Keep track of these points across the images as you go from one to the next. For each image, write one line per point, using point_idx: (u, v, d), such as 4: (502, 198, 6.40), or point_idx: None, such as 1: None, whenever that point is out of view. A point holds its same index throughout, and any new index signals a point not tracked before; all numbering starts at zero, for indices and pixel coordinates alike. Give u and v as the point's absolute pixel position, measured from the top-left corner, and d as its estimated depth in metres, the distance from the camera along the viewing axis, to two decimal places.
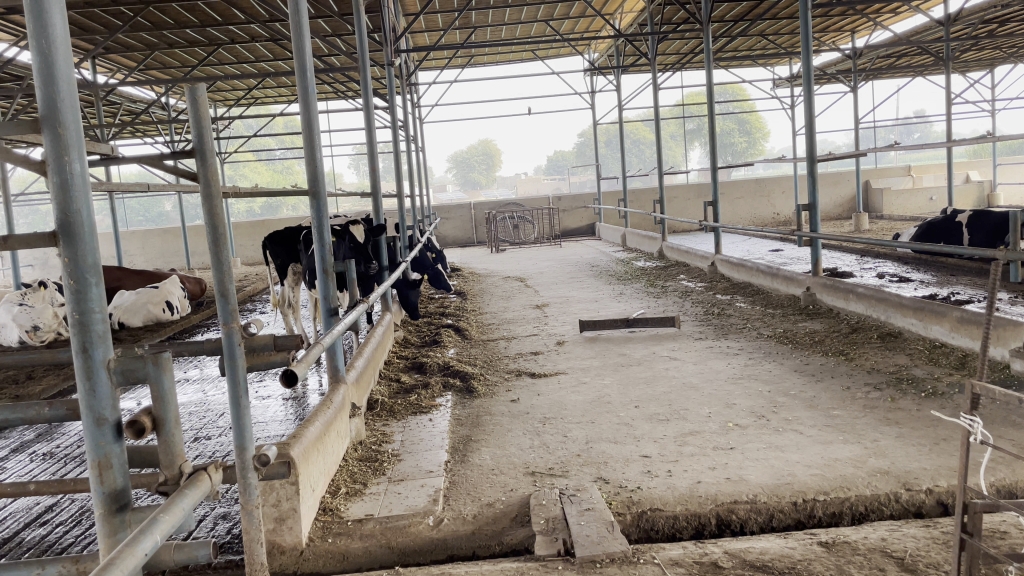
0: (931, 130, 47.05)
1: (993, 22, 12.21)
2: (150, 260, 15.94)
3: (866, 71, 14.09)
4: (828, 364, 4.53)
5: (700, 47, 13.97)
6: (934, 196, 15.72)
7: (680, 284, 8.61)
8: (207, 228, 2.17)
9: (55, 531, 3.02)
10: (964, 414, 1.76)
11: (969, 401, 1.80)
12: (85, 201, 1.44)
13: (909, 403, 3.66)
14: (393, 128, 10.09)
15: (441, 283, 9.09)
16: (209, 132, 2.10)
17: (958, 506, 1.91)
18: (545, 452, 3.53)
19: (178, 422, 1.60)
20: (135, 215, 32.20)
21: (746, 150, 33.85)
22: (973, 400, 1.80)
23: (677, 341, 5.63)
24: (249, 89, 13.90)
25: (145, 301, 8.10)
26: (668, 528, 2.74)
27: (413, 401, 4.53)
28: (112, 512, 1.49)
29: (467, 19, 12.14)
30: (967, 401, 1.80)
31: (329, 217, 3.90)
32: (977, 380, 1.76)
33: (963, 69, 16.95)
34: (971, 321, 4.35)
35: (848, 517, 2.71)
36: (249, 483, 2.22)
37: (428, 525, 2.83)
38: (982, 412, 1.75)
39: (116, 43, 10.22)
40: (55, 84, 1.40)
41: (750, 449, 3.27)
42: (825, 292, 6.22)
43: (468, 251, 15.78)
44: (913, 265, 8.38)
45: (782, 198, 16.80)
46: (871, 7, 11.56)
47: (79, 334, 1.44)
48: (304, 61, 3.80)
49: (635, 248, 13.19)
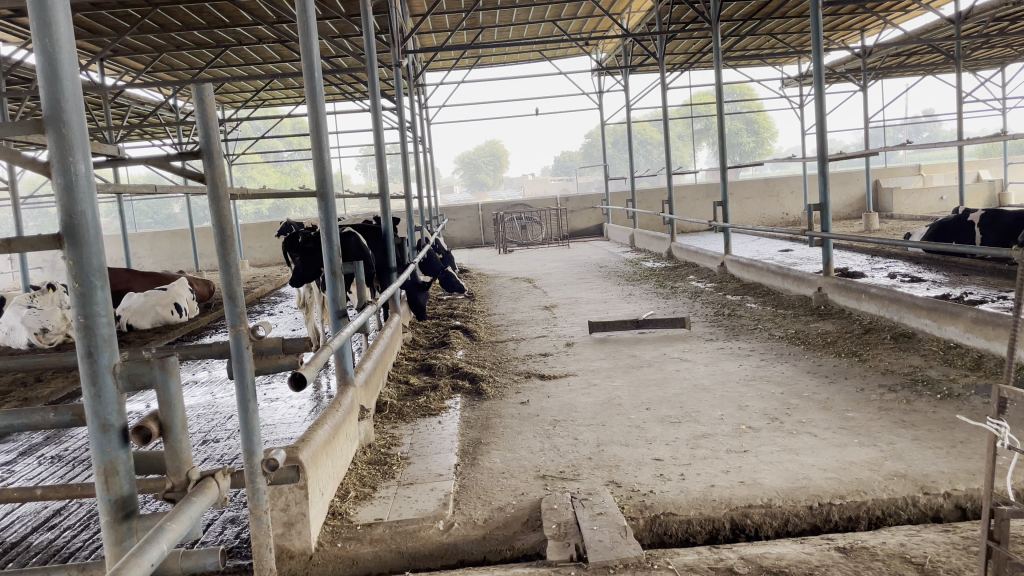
0: (942, 130, 46.75)
1: (1003, 20, 12.14)
2: (158, 262, 15.99)
3: (876, 70, 13.97)
4: (841, 366, 4.46)
5: (709, 47, 13.92)
6: (945, 196, 15.59)
7: (690, 284, 8.56)
8: (214, 230, 2.15)
9: (63, 535, 3.01)
10: (991, 419, 1.71)
11: (996, 405, 1.75)
12: (90, 203, 1.41)
13: (924, 405, 3.61)
14: (402, 131, 9.95)
15: (452, 285, 9.07)
16: (216, 132, 2.07)
17: (986, 512, 1.87)
18: (556, 455, 3.49)
19: (185, 428, 1.57)
20: (143, 217, 32.29)
21: (755, 149, 33.71)
22: (1000, 404, 1.75)
23: (688, 342, 5.58)
24: (257, 90, 13.94)
25: (154, 304, 8.11)
26: (682, 533, 2.70)
27: (422, 404, 4.50)
28: (118, 520, 1.46)
29: (474, 19, 12.12)
30: (994, 405, 1.76)
31: (337, 218, 3.86)
32: (1004, 383, 1.71)
33: (973, 67, 16.80)
34: (987, 322, 4.28)
35: (865, 521, 2.66)
36: (257, 488, 2.19)
37: (439, 529, 2.81)
38: (1010, 416, 1.71)
39: (124, 46, 10.27)
40: (59, 83, 1.38)
41: (764, 452, 3.22)
42: (837, 293, 6.16)
43: (475, 252, 15.76)
44: (925, 265, 8.30)
45: (791, 197, 16.73)
46: (881, 5, 11.49)
47: (84, 338, 1.41)
48: (312, 62, 3.77)
49: (644, 248, 13.14)
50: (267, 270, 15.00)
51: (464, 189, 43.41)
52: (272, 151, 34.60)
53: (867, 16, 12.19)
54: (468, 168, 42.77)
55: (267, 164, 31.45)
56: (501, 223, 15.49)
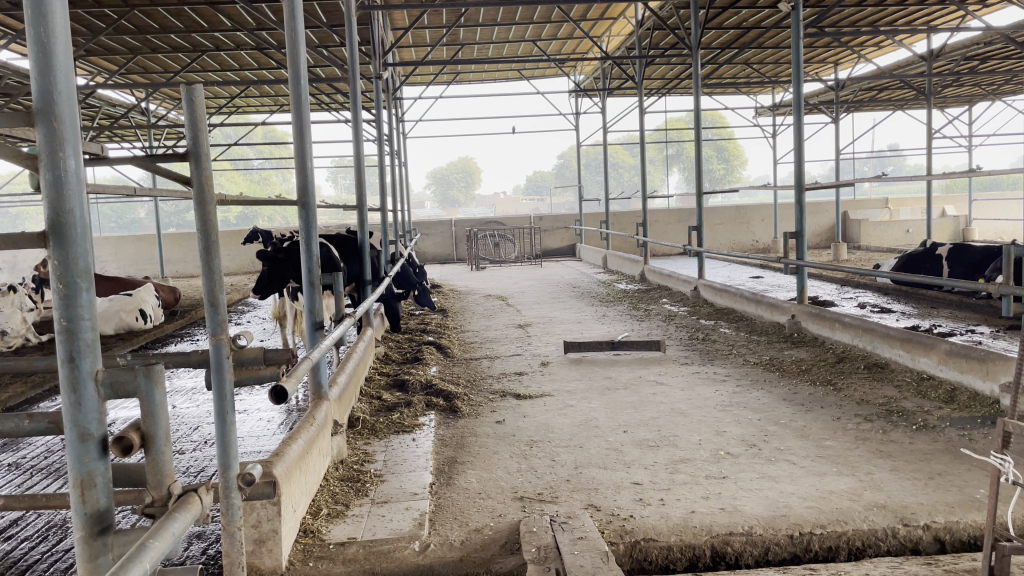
0: (906, 165, 48.18)
1: (974, 59, 12.51)
2: (123, 266, 15.62)
3: (846, 104, 14.32)
4: (816, 394, 4.49)
5: (687, 73, 14.20)
6: (911, 229, 16.02)
7: (663, 307, 8.61)
8: (198, 235, 2.07)
9: (20, 546, 2.86)
10: (997, 454, 2.04)
11: (1001, 439, 2.08)
12: (79, 201, 1.34)
13: (900, 436, 3.65)
14: (380, 143, 9.82)
15: (425, 300, 8.99)
16: (205, 135, 2.00)
17: (990, 547, 2.11)
18: (534, 476, 3.44)
19: (168, 440, 1.48)
20: (107, 220, 31.59)
21: (725, 176, 34.34)
22: (1004, 437, 2.08)
23: (663, 365, 5.60)
24: (233, 97, 13.80)
25: (118, 309, 7.88)
26: (662, 559, 2.67)
27: (396, 420, 4.42)
28: (93, 535, 1.36)
29: (456, 35, 12.20)
30: (999, 438, 2.09)
31: (318, 228, 3.78)
32: (1009, 420, 2.05)
33: (942, 105, 17.31)
34: (960, 354, 4.35)
35: (845, 552, 2.66)
36: (232, 504, 2.10)
37: (414, 549, 2.74)
38: (1013, 450, 2.04)
39: (98, 46, 10.08)
40: (51, 75, 1.31)
41: (744, 479, 3.21)
42: (810, 321, 6.23)
43: (449, 268, 15.70)
44: (893, 296, 8.46)
45: (761, 225, 17.01)
46: (855, 40, 11.82)
47: (65, 342, 1.33)
48: (299, 70, 3.72)
49: (617, 269, 13.21)
50: (234, 279, 14.75)
51: (436, 205, 43.30)
52: (242, 159, 34.13)
53: (842, 50, 12.52)
54: (441, 184, 42.79)
55: (236, 172, 31.00)
56: (475, 239, 15.47)
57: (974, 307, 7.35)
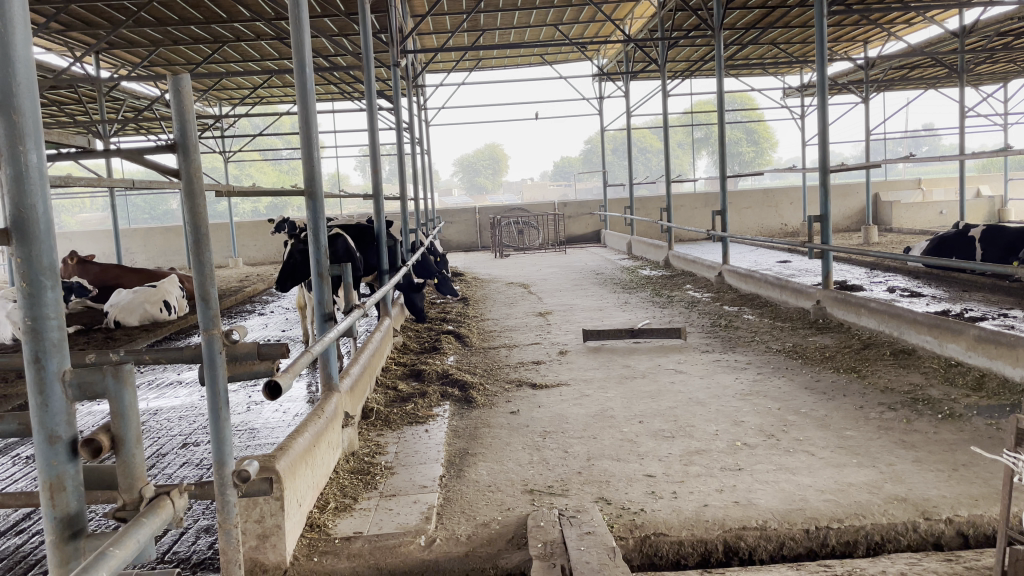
0: (942, 144, 47.01)
1: (1009, 34, 12.06)
2: (152, 258, 15.86)
3: (876, 82, 13.93)
4: (839, 382, 4.36)
5: (710, 54, 13.93)
6: (944, 210, 15.62)
7: (686, 293, 8.46)
8: (187, 228, 1.99)
9: (31, 540, 2.89)
10: (1010, 452, 1.95)
11: (1014, 436, 1.98)
12: (42, 196, 1.28)
13: (925, 425, 3.51)
14: (399, 131, 9.51)
15: (447, 288, 8.96)
16: (193, 125, 1.93)
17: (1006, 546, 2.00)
18: (545, 468, 3.38)
19: (138, 442, 1.46)
20: (141, 213, 32.18)
21: (754, 159, 33.80)
22: (1018, 435, 1.98)
23: (683, 353, 5.49)
24: (254, 87, 13.87)
25: (142, 300, 7.97)
26: (673, 555, 2.59)
27: (409, 411, 4.39)
28: (63, 539, 1.34)
29: (476, 21, 12.11)
30: (1013, 435, 1.98)
31: (326, 219, 3.72)
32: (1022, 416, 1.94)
33: (976, 82, 16.79)
34: (989, 340, 4.19)
35: (863, 546, 2.56)
36: (227, 501, 2.05)
37: (420, 544, 2.69)
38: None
39: (120, 39, 10.17)
40: (9, 65, 1.24)
41: (760, 471, 3.12)
42: (835, 306, 6.07)
43: (472, 256, 15.69)
44: (924, 280, 8.22)
45: (790, 209, 16.69)
46: (886, 16, 11.47)
47: (31, 342, 1.29)
48: (303, 57, 3.68)
49: (641, 255, 13.06)
50: (261, 269, 14.90)
51: (463, 192, 43.27)
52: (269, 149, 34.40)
53: (871, 28, 12.17)
54: (467, 171, 42.76)
55: (265, 163, 31.33)
56: (499, 227, 15.42)
57: (1008, 290, 7.09)
